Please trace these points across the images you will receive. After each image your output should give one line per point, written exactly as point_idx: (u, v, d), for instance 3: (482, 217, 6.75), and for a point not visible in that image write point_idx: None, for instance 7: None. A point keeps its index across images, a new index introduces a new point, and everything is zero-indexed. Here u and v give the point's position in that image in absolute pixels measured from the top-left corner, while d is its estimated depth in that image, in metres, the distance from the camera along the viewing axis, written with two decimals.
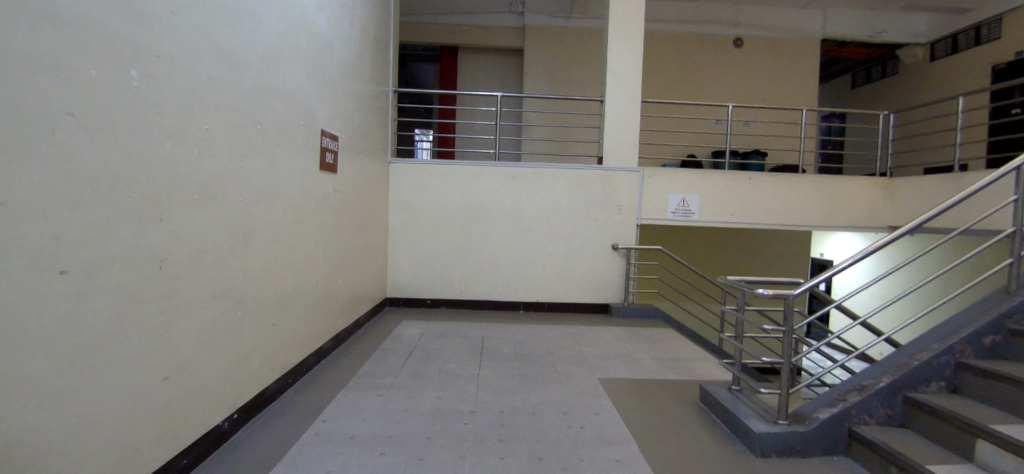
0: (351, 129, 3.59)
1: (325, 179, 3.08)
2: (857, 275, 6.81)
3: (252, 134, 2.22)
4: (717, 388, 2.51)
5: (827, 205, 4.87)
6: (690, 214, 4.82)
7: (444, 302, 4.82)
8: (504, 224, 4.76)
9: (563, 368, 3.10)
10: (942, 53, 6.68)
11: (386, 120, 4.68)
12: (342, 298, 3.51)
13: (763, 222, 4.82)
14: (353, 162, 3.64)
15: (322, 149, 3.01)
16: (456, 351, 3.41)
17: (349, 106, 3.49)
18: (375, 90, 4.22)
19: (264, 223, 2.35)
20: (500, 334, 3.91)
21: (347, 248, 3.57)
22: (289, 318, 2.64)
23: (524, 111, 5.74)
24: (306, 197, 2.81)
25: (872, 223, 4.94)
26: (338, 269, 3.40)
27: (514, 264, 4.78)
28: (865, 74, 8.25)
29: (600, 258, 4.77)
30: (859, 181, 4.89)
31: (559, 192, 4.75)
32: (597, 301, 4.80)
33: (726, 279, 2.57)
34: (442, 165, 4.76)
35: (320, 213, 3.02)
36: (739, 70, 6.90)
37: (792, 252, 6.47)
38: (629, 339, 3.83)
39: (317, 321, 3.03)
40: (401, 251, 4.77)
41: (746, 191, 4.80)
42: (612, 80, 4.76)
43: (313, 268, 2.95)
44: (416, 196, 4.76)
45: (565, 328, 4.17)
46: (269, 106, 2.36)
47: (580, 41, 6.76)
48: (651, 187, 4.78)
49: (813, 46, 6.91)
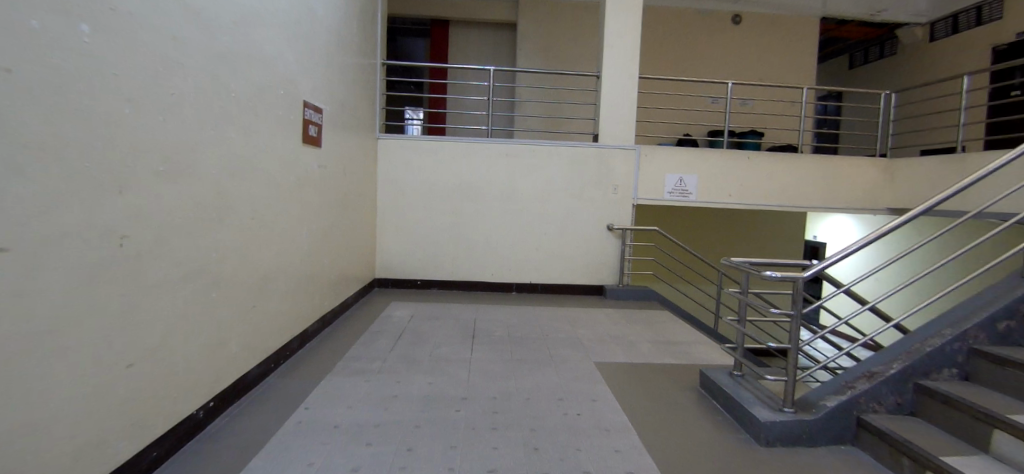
0: (337, 101, 3.38)
1: (309, 153, 2.90)
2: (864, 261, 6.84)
3: (228, 103, 2.03)
4: (720, 374, 2.47)
5: (825, 186, 4.79)
6: (687, 194, 4.70)
7: (435, 283, 4.70)
8: (496, 204, 4.62)
9: (558, 352, 3.00)
10: (941, 33, 6.57)
11: (374, 94, 4.46)
12: (329, 279, 3.37)
13: (761, 203, 4.74)
14: (338, 137, 3.44)
15: (306, 122, 2.81)
16: (446, 334, 3.30)
17: (334, 77, 3.28)
18: (361, 62, 3.99)
19: (241, 199, 2.18)
20: (493, 316, 3.81)
21: (333, 226, 3.41)
22: (270, 300, 2.50)
23: (517, 87, 5.53)
24: (288, 173, 2.63)
25: (869, 205, 4.90)
26: (323, 249, 3.24)
27: (507, 245, 4.66)
28: (863, 54, 8.11)
29: (596, 239, 4.67)
30: (858, 162, 4.81)
31: (553, 171, 4.60)
32: (591, 283, 4.71)
33: (729, 261, 2.47)
34: (433, 141, 4.57)
35: (303, 190, 2.84)
36: (738, 48, 6.73)
37: (786, 234, 6.44)
38: (624, 322, 3.76)
39: (301, 303, 2.89)
40: (390, 231, 4.61)
41: (744, 171, 4.69)
42: (610, 55, 4.57)
43: (296, 247, 2.79)
44: (406, 174, 4.58)
45: (558, 310, 4.09)
46: (246, 73, 2.15)
47: (576, 15, 6.52)
48: (647, 166, 4.65)
49: (812, 24, 6.76)
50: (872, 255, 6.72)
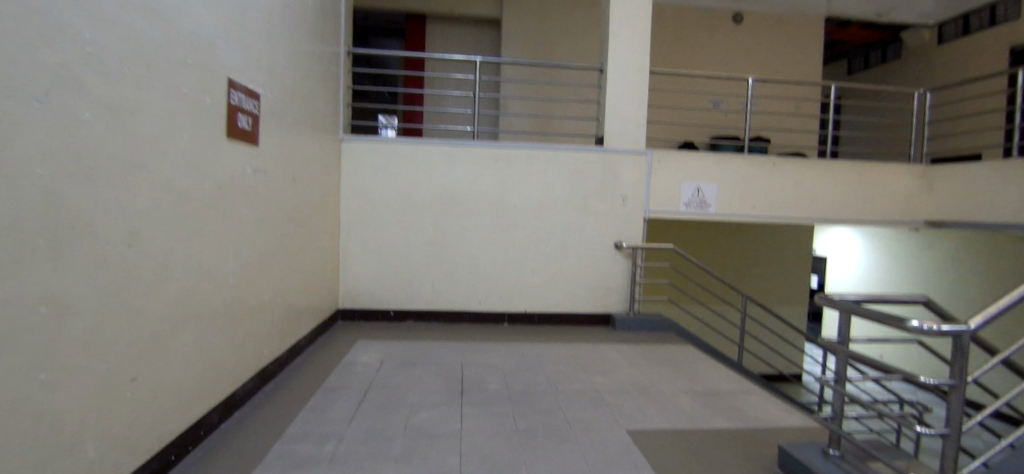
0: (283, 89, 2.63)
1: (238, 153, 2.14)
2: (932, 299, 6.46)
3: (81, 60, 1.22)
4: (808, 452, 1.79)
5: (860, 197, 4.27)
6: (706, 206, 4.08)
7: (411, 315, 3.92)
8: (486, 219, 3.90)
9: (575, 415, 2.29)
10: (950, 36, 6.26)
11: (338, 89, 3.73)
12: (272, 319, 2.59)
13: (788, 217, 4.18)
14: (286, 135, 2.68)
15: (233, 109, 2.05)
16: (427, 390, 2.55)
17: (277, 55, 2.51)
18: (319, 45, 3.23)
19: (117, 217, 1.39)
20: (486, 358, 3.07)
21: (278, 251, 2.64)
22: (171, 364, 1.70)
23: (504, 85, 4.86)
24: (203, 179, 1.87)
25: (907, 218, 4.40)
26: (263, 280, 2.46)
27: (498, 268, 3.93)
28: (863, 59, 7.84)
29: (600, 259, 3.99)
30: (893, 168, 4.31)
31: (551, 179, 3.93)
32: (596, 311, 4.03)
33: (831, 298, 1.90)
34: (410, 144, 3.84)
35: (228, 202, 2.07)
36: (740, 50, 6.26)
37: (796, 249, 5.99)
38: (647, 364, 3.07)
39: (226, 358, 2.10)
40: (356, 252, 3.83)
41: (770, 180, 4.12)
42: (616, 45, 3.94)
43: (217, 282, 2.00)
44: (376, 183, 3.83)
45: (563, 348, 3.36)
46: (118, 18, 1.35)
47: (568, 8, 5.92)
48: (660, 175, 4.02)
49: (816, 26, 6.35)
50: (939, 290, 6.41)
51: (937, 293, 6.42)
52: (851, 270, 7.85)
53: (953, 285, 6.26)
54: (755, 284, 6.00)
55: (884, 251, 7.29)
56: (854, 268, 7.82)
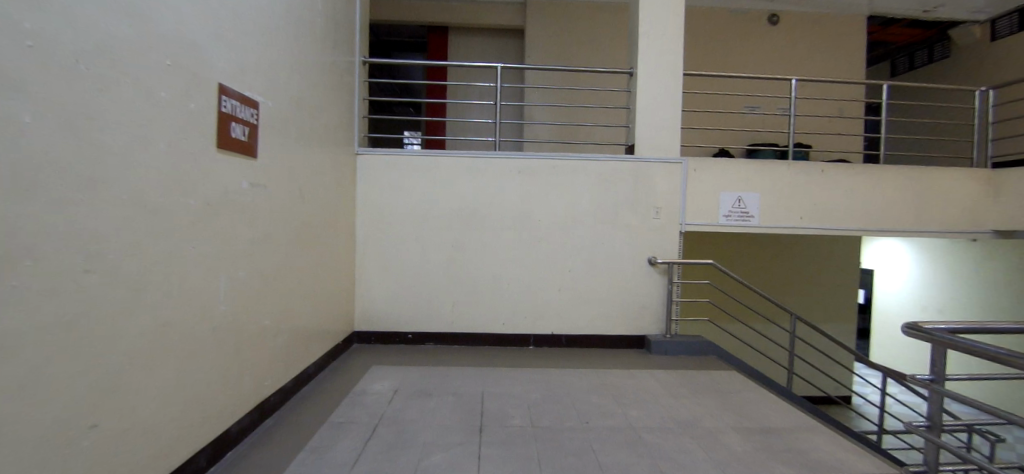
0: (288, 97, 2.46)
1: (230, 165, 1.95)
2: (996, 316, 5.81)
3: (17, 54, 1.04)
4: None
5: (921, 206, 3.83)
6: (748, 218, 3.72)
7: (429, 337, 3.67)
8: (507, 234, 3.64)
9: (610, 458, 1.97)
10: (1005, 30, 5.74)
11: (352, 100, 3.57)
12: (275, 346, 2.38)
13: (841, 229, 3.77)
14: (291, 147, 2.51)
15: (224, 117, 1.89)
16: (440, 426, 2.27)
17: (279, 61, 2.34)
18: (330, 53, 3.08)
19: (68, 237, 1.19)
20: (508, 387, 2.78)
21: (283, 271, 2.44)
22: (144, 404, 1.49)
23: (527, 95, 4.64)
24: (185, 193, 1.68)
25: (977, 226, 3.92)
26: (263, 304, 2.26)
27: (521, 287, 3.66)
28: (907, 59, 7.32)
29: (632, 277, 3.67)
30: (957, 171, 3.86)
31: (578, 190, 3.65)
32: (630, 333, 3.69)
33: (917, 328, 1.53)
34: (426, 156, 3.63)
35: (218, 219, 1.88)
36: (776, 52, 5.90)
37: (844, 263, 5.51)
38: (688, 394, 2.72)
39: (216, 392, 1.89)
40: (372, 270, 3.63)
41: (819, 188, 3.74)
42: (645, 46, 3.68)
43: (205, 307, 1.81)
44: (392, 197, 3.63)
45: (593, 375, 3.04)
46: (70, 6, 1.17)
47: (594, 15, 5.70)
48: (697, 184, 3.69)
49: (858, 23, 5.94)
50: (1002, 307, 5.76)
51: (1002, 312, 5.77)
52: (901, 284, 7.23)
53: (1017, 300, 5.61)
54: (800, 301, 5.53)
55: (940, 263, 6.64)
56: (904, 283, 7.20)
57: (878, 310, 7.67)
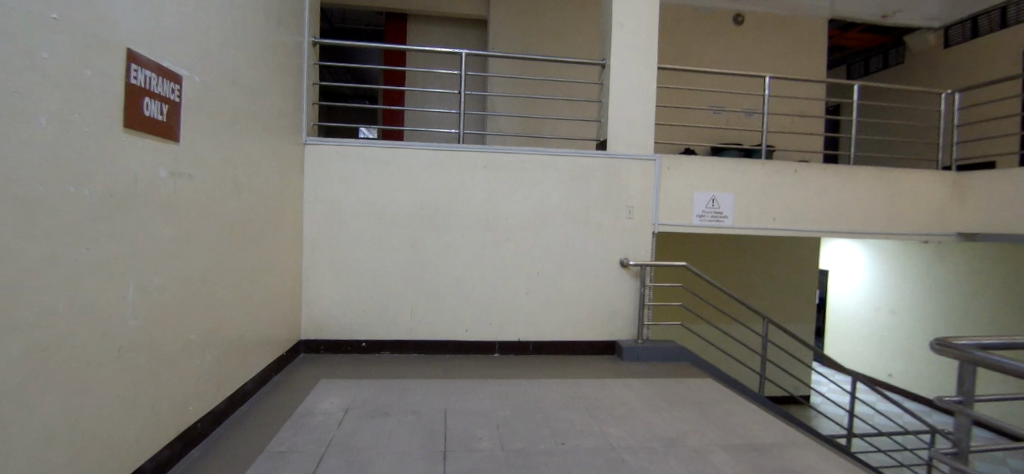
0: (222, 74, 2.11)
1: (145, 149, 1.60)
2: (947, 314, 6.12)
3: None
4: None
5: (886, 209, 3.89)
6: (722, 219, 3.64)
7: (386, 346, 3.37)
8: (473, 234, 3.40)
9: None
10: (957, 39, 6.00)
11: (300, 84, 3.21)
12: (204, 364, 2.02)
13: (811, 230, 3.76)
14: (225, 131, 2.16)
15: (136, 91, 1.54)
16: (404, 453, 2.00)
17: (209, 29, 1.99)
18: (275, 27, 2.73)
19: None
20: (476, 403, 2.53)
21: (213, 276, 2.09)
22: (23, 459, 1.14)
23: (492, 87, 4.39)
24: (83, 183, 1.32)
25: (936, 229, 4.03)
26: (189, 315, 1.91)
27: (487, 290, 3.42)
28: (863, 64, 7.64)
29: (604, 279, 3.51)
30: (919, 174, 3.94)
31: (548, 187, 3.45)
32: (601, 338, 3.53)
33: (948, 344, 1.42)
34: (385, 148, 3.33)
35: (130, 216, 1.53)
36: (741, 52, 5.94)
37: (805, 264, 5.62)
38: (668, 406, 2.58)
39: (127, 428, 1.54)
40: (323, 273, 3.29)
41: (790, 189, 3.72)
42: (619, 36, 3.52)
43: (112, 325, 1.46)
44: (346, 192, 3.30)
45: (566, 385, 2.86)
46: None
47: (562, 8, 5.52)
48: (670, 183, 3.58)
49: (818, 27, 6.07)
50: (952, 305, 6.06)
51: (950, 311, 6.08)
52: (856, 285, 7.51)
53: (966, 299, 5.90)
54: (764, 301, 5.58)
55: (896, 265, 6.91)
56: (858, 282, 7.48)
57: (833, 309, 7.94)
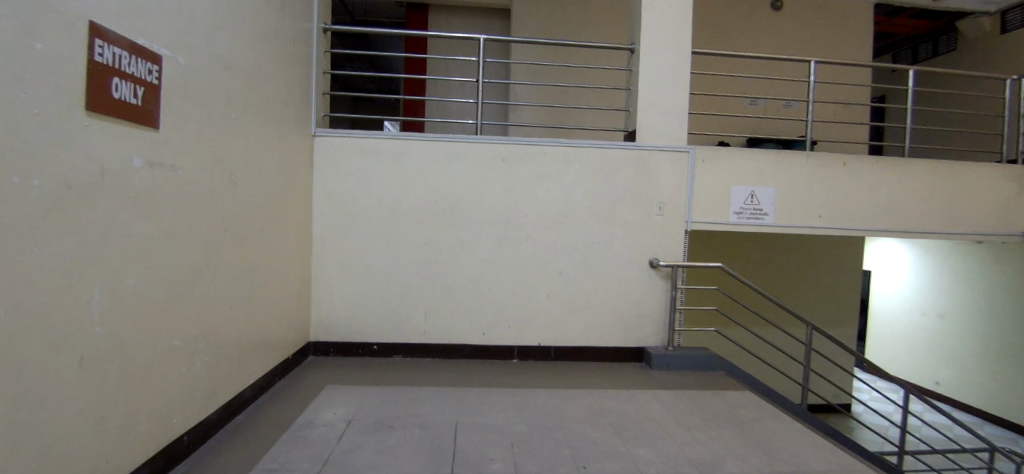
0: (213, 57, 1.94)
1: (111, 134, 1.42)
2: (1007, 321, 5.57)
3: None
4: None
5: (947, 205, 3.49)
6: (762, 216, 3.31)
7: (398, 349, 3.19)
8: (489, 231, 3.17)
9: None
10: (1015, 23, 5.44)
11: (308, 72, 3.03)
12: (190, 372, 1.86)
13: (862, 229, 3.40)
14: (216, 118, 1.98)
15: (99, 69, 1.35)
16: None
17: (196, 7, 1.81)
18: (278, 10, 2.55)
19: None
20: (489, 417, 2.31)
21: (203, 277, 1.93)
22: None
23: (512, 77, 4.15)
24: (31, 173, 1.15)
25: (1007, 228, 3.59)
26: (171, 319, 1.74)
27: (505, 291, 3.19)
28: (909, 52, 7.09)
29: (632, 281, 3.23)
30: (987, 167, 3.52)
31: (572, 182, 3.19)
32: (627, 345, 3.26)
33: None
34: (397, 139, 3.14)
35: (93, 210, 1.35)
36: (780, 37, 5.54)
37: (849, 265, 5.20)
38: (703, 425, 2.31)
39: (89, 450, 1.37)
40: (332, 272, 3.13)
41: (839, 184, 3.36)
42: (650, 17, 3.23)
43: (73, 335, 1.29)
44: (356, 186, 3.12)
45: (589, 397, 2.60)
46: None
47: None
48: (705, 177, 3.27)
49: (866, 10, 5.59)
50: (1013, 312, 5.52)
51: (1011, 318, 5.54)
52: (899, 287, 6.98)
53: None
54: (802, 305, 5.19)
55: (947, 268, 6.32)
56: (901, 284, 6.96)
57: (874, 314, 7.41)
